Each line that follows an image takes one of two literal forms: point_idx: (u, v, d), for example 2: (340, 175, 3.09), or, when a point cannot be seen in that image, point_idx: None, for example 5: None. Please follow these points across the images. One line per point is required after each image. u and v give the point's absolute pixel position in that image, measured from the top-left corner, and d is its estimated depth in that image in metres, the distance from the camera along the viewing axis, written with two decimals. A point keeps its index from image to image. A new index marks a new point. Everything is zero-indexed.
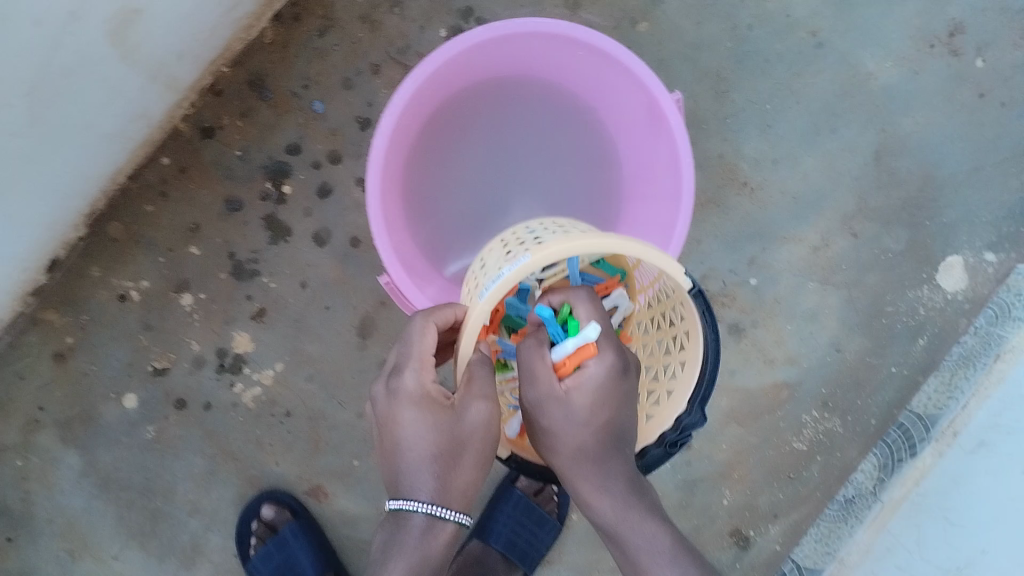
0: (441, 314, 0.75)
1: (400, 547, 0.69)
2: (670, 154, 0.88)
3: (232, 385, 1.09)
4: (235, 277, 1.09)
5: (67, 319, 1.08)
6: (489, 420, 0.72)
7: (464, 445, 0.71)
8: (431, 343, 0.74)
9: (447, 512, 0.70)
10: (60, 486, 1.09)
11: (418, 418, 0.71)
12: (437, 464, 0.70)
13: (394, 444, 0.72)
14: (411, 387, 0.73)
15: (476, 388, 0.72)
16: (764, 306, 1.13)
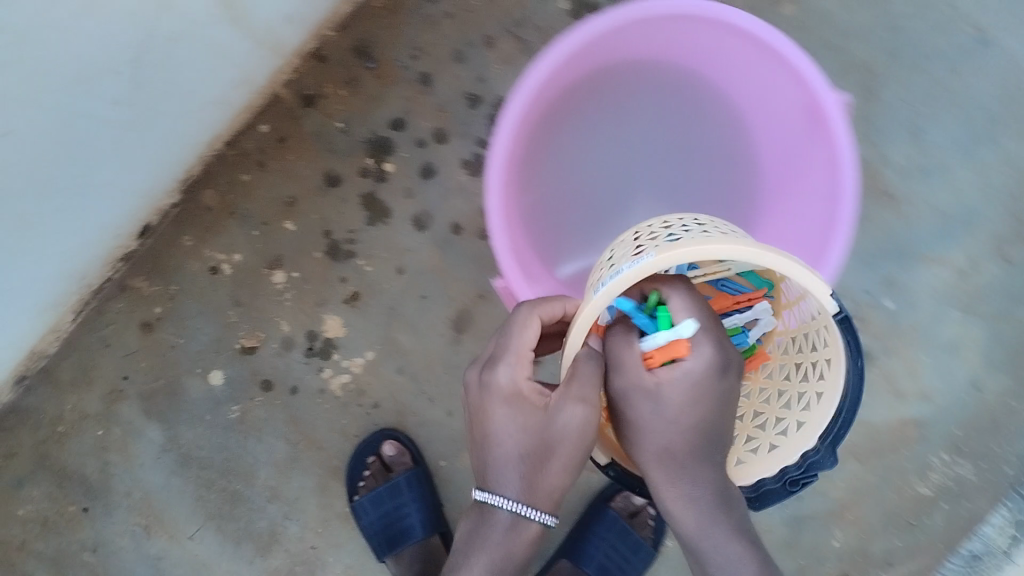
0: (548, 308, 0.67)
1: (483, 543, 0.66)
2: (828, 166, 0.76)
3: (321, 369, 1.04)
4: (331, 257, 1.02)
5: (157, 288, 1.04)
6: (588, 425, 0.63)
7: (554, 449, 0.63)
8: (531, 337, 0.66)
9: (532, 512, 0.64)
10: (139, 459, 1.07)
11: (508, 419, 0.64)
12: (523, 468, 0.64)
13: (481, 438, 0.66)
14: (506, 385, 0.65)
15: (576, 389, 0.63)
16: (900, 332, 1.02)
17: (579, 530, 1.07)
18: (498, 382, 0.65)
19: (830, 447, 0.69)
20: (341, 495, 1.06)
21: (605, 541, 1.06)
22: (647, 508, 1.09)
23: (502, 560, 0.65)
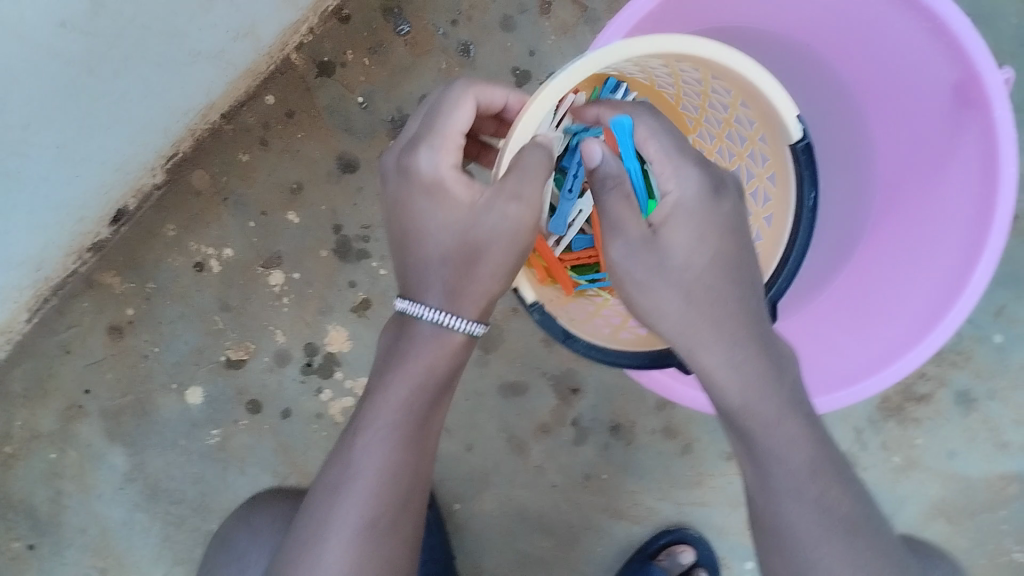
0: (489, 92, 0.54)
1: (399, 356, 0.53)
2: (977, 156, 0.64)
3: (320, 391, 0.88)
4: (339, 256, 0.86)
5: (129, 286, 0.88)
6: (525, 227, 0.49)
7: (485, 251, 0.50)
8: (466, 120, 0.53)
9: (455, 322, 0.52)
10: (99, 490, 0.90)
11: (435, 212, 0.51)
12: (446, 270, 0.51)
13: (405, 237, 0.53)
14: (428, 171, 0.52)
15: (513, 182, 0.48)
16: (1008, 374, 0.87)
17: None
18: (417, 168, 0.52)
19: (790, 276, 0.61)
20: None
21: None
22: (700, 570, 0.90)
23: (425, 376, 0.53)
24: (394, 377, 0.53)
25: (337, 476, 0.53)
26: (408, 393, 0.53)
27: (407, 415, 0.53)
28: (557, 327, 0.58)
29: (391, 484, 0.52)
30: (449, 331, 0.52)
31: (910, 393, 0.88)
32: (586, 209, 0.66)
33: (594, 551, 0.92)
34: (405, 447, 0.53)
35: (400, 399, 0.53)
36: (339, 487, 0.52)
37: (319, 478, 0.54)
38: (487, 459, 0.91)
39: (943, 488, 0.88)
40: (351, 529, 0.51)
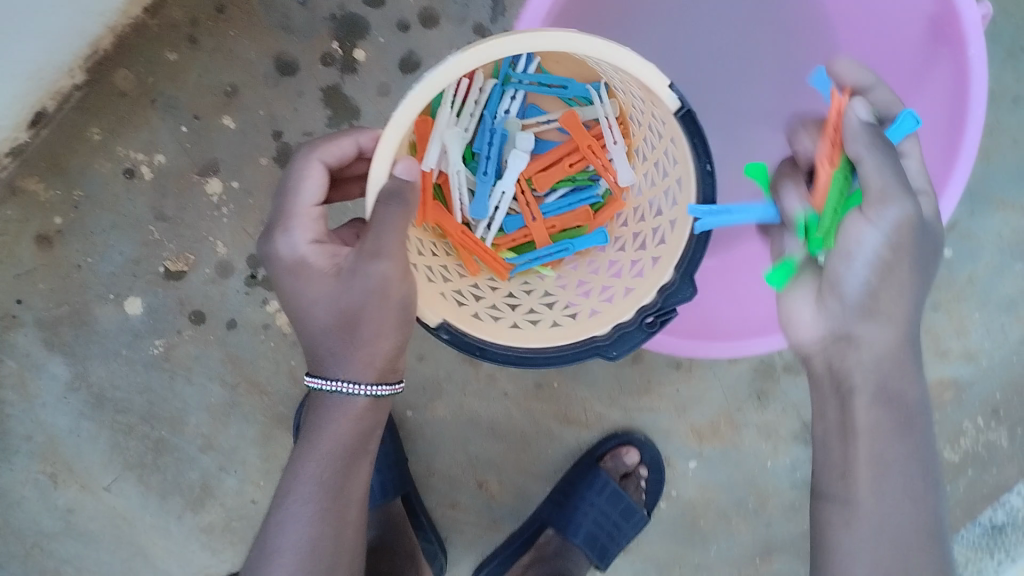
0: (330, 150, 0.59)
1: (310, 437, 0.57)
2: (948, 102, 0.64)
3: (265, 303, 0.86)
4: (281, 165, 0.82)
5: (56, 193, 0.83)
6: (392, 283, 0.53)
7: (360, 314, 0.54)
8: (315, 189, 0.59)
9: (354, 390, 0.56)
10: (41, 399, 0.88)
11: (310, 286, 0.56)
12: (332, 341, 0.56)
13: (296, 313, 0.57)
14: (294, 249, 0.57)
15: (372, 242, 0.52)
16: (954, 286, 0.89)
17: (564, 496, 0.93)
18: (282, 248, 0.57)
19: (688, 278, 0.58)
20: (287, 445, 0.90)
21: (594, 508, 0.94)
22: (641, 469, 0.94)
23: (335, 452, 0.56)
24: (308, 455, 0.57)
25: (258, 559, 0.56)
26: (322, 468, 0.56)
27: (325, 489, 0.56)
28: (472, 342, 0.57)
29: (315, 565, 0.55)
30: (355, 396, 0.56)
31: None
32: (507, 191, 0.72)
33: (544, 452, 0.95)
34: (325, 522, 0.56)
35: (314, 476, 0.56)
36: (268, 569, 0.55)
37: (248, 559, 0.57)
38: (439, 368, 0.93)
39: None
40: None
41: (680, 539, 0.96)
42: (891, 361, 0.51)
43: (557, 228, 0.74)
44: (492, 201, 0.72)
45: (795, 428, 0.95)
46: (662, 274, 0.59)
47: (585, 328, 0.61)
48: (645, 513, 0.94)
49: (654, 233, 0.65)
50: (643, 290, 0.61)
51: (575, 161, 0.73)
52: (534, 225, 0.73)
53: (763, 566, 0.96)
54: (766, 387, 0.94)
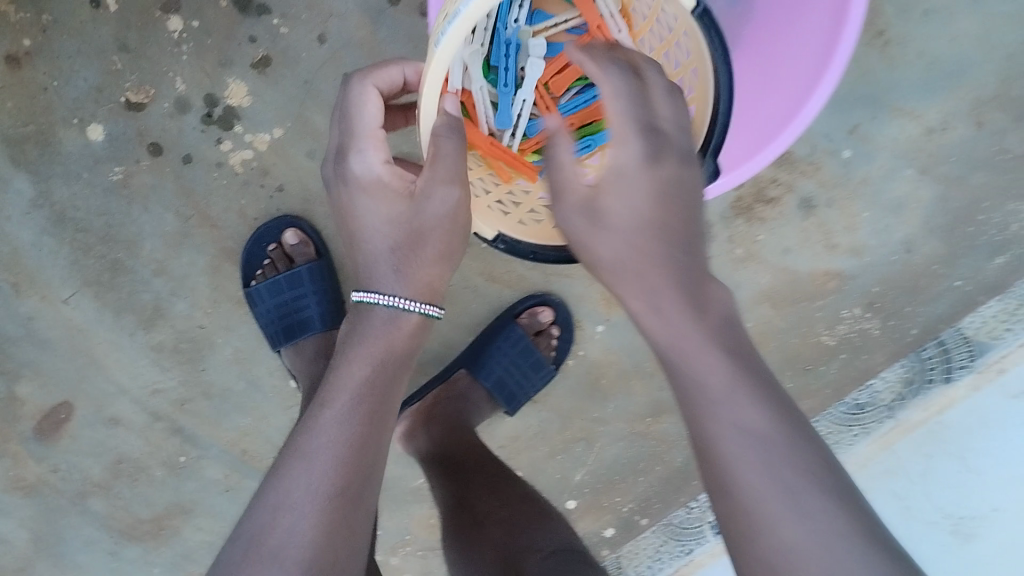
0: (383, 75, 0.67)
1: (363, 337, 0.64)
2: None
3: (220, 141, 0.93)
4: (239, 9, 0.88)
5: (23, 16, 0.88)
6: (458, 205, 0.63)
7: (425, 236, 0.63)
8: (375, 114, 0.65)
9: (413, 305, 0.64)
10: (8, 212, 0.95)
11: (373, 208, 0.64)
12: (396, 257, 0.64)
13: (354, 234, 0.66)
14: (364, 172, 0.64)
15: (441, 170, 0.61)
16: (848, 185, 0.99)
17: (482, 345, 1.06)
18: (354, 171, 0.64)
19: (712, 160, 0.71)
20: (235, 277, 0.99)
21: (506, 357, 1.06)
22: (552, 329, 1.06)
23: (383, 352, 0.63)
24: (353, 360, 0.63)
25: (302, 447, 0.57)
26: (370, 369, 0.62)
27: (370, 390, 0.61)
28: (523, 246, 0.75)
29: (355, 451, 0.58)
30: (407, 312, 0.64)
31: (762, 195, 0.99)
32: (528, 99, 0.78)
33: (468, 306, 1.07)
34: (365, 419, 0.60)
35: (361, 377, 0.62)
36: (307, 455, 0.57)
37: (282, 453, 0.59)
38: None
39: (772, 279, 1.02)
40: (322, 491, 0.55)
41: (581, 393, 1.10)
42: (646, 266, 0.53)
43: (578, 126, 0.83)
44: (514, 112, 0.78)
45: None
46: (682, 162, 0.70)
47: None
48: (553, 368, 1.07)
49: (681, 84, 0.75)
50: None
51: None
52: (556, 127, 0.81)
53: (652, 424, 1.11)
54: None
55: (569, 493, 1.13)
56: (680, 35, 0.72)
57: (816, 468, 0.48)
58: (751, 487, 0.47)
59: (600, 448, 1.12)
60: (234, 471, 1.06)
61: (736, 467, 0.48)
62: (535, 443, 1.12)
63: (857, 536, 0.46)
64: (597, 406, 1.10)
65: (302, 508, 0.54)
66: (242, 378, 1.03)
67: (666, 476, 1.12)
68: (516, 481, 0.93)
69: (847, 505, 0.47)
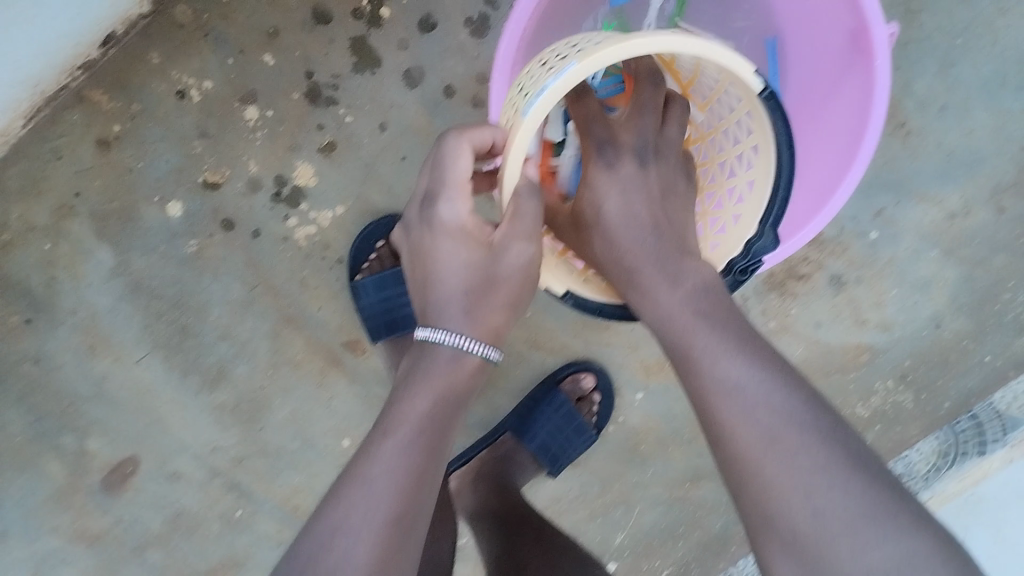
0: (479, 134, 0.66)
1: (424, 375, 0.65)
2: (858, 100, 0.75)
3: (286, 218, 1.00)
4: (310, 100, 0.96)
5: (116, 105, 0.97)
6: (532, 260, 0.66)
7: (500, 284, 0.65)
8: (467, 166, 0.65)
9: (476, 348, 0.65)
10: (88, 279, 1.03)
11: (453, 252, 0.65)
12: (467, 300, 0.65)
13: (429, 273, 0.67)
14: (451, 221, 0.66)
15: (519, 227, 0.64)
16: (876, 264, 1.04)
17: (528, 409, 1.10)
18: (442, 217, 0.66)
19: (772, 234, 0.72)
20: (295, 342, 1.06)
21: (550, 422, 1.09)
22: (593, 396, 1.11)
23: (445, 387, 0.65)
24: (417, 390, 0.64)
25: (357, 475, 0.58)
26: (431, 404, 0.63)
27: (428, 424, 0.62)
28: (591, 304, 0.78)
29: (417, 480, 0.59)
30: (469, 354, 0.65)
31: (794, 272, 1.04)
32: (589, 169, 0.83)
33: (511, 372, 1.12)
34: (423, 453, 0.60)
35: (422, 411, 0.63)
36: (365, 477, 0.58)
37: (340, 477, 0.60)
38: None
39: (805, 351, 1.06)
40: (383, 517, 0.56)
41: (620, 458, 1.14)
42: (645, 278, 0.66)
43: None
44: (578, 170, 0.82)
45: None
46: (746, 229, 0.73)
47: None
48: (594, 433, 1.10)
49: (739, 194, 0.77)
50: (720, 253, 0.76)
51: None
52: None
53: (690, 489, 1.14)
54: None
55: (608, 556, 1.16)
56: (749, 146, 0.75)
57: (777, 402, 0.57)
58: (735, 428, 0.57)
59: (639, 512, 1.15)
60: (285, 527, 1.11)
61: (723, 414, 0.58)
62: (575, 505, 1.15)
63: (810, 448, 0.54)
64: (634, 471, 1.14)
65: (360, 533, 0.55)
66: (295, 438, 1.09)
67: (703, 541, 1.15)
68: (556, 534, 0.98)
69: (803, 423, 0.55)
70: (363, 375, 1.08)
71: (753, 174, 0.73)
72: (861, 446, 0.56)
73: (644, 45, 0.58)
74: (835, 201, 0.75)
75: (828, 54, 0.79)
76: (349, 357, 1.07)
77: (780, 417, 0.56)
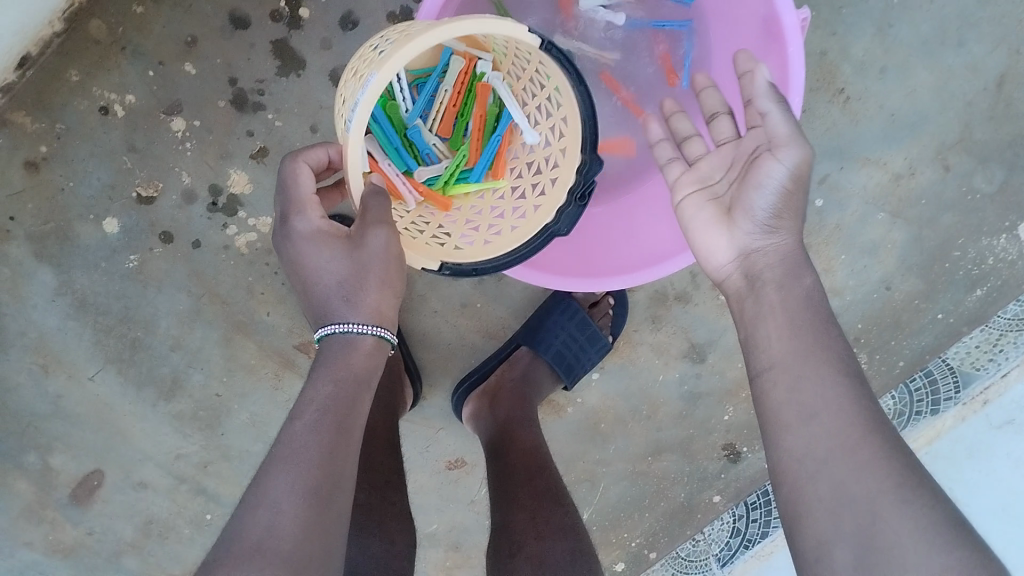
0: (310, 154, 0.66)
1: (323, 362, 0.63)
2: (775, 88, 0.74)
3: (224, 226, 1.00)
4: (236, 107, 0.96)
5: (41, 125, 0.95)
6: (395, 243, 0.64)
7: (368, 269, 0.64)
8: (311, 182, 0.65)
9: (361, 327, 0.64)
10: (33, 301, 1.02)
11: (317, 254, 0.64)
12: (344, 289, 0.64)
13: (305, 284, 0.65)
14: (307, 231, 0.64)
15: (373, 215, 0.63)
16: (823, 232, 1.03)
17: (539, 320, 1.09)
18: (296, 229, 0.64)
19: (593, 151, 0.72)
20: (247, 348, 1.05)
21: (564, 331, 1.08)
22: (607, 299, 1.12)
23: (344, 369, 0.62)
24: (320, 375, 0.61)
25: (274, 453, 0.56)
26: (333, 385, 0.60)
27: (334, 403, 0.59)
28: (467, 267, 0.72)
29: (330, 453, 0.56)
30: (361, 334, 0.64)
31: None
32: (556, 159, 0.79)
33: (467, 361, 1.14)
34: (334, 428, 0.57)
35: (326, 392, 0.60)
36: (287, 454, 0.55)
37: (263, 463, 0.56)
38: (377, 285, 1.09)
39: None
40: (301, 486, 0.53)
41: (583, 438, 1.15)
42: (783, 258, 0.63)
43: (481, 134, 0.84)
44: (429, 142, 0.84)
45: (683, 347, 1.12)
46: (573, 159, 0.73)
47: (536, 220, 0.75)
48: (609, 340, 1.09)
49: (546, 162, 0.80)
50: (545, 210, 0.75)
51: (457, 100, 0.83)
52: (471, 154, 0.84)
53: (652, 463, 1.16)
54: (660, 313, 1.11)
55: None
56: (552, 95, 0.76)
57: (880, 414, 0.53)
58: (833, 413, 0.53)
59: (605, 488, 1.17)
60: None
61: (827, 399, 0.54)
62: None
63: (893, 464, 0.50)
64: (598, 448, 1.15)
65: (281, 506, 0.52)
66: (258, 440, 1.09)
67: (669, 511, 1.16)
68: (549, 474, 0.93)
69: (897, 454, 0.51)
70: None
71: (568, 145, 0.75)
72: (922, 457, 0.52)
73: (430, 41, 0.58)
74: None
75: (745, 41, 0.79)
76: (302, 357, 1.07)
77: (887, 442, 0.51)
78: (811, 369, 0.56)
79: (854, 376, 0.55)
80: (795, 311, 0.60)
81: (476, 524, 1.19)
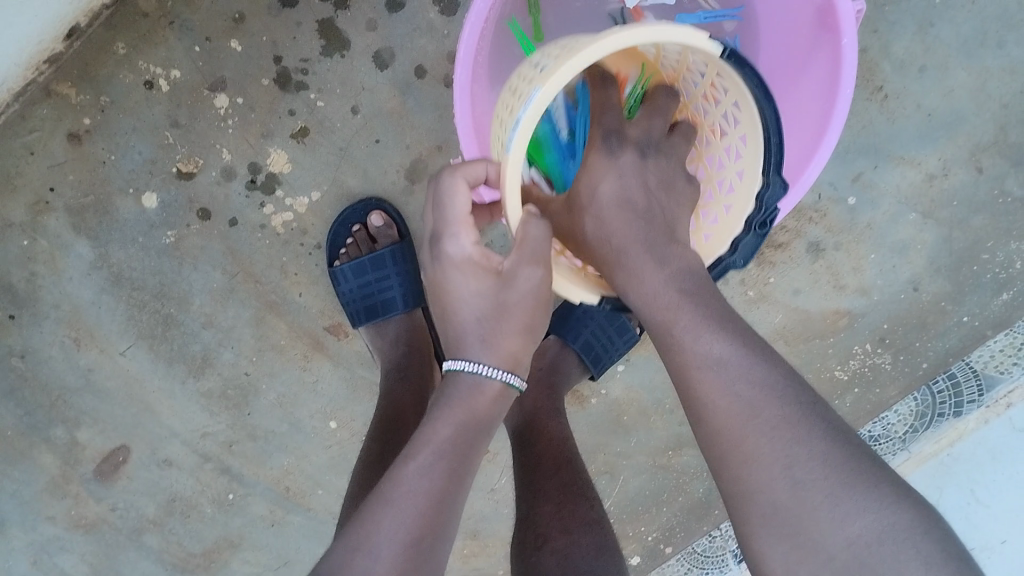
0: (470, 169, 0.63)
1: (446, 403, 0.62)
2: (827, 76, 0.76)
3: (262, 205, 1.01)
4: (280, 86, 0.97)
5: (86, 98, 0.96)
6: (545, 286, 0.61)
7: (514, 310, 0.61)
8: (466, 201, 0.62)
9: (495, 372, 0.62)
10: (68, 273, 1.03)
11: (463, 283, 0.61)
12: (483, 326, 0.61)
13: (447, 312, 0.63)
14: (458, 257, 0.61)
15: (529, 250, 0.60)
16: (854, 230, 1.04)
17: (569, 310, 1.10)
18: (447, 253, 0.61)
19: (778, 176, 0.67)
20: (277, 328, 1.06)
21: (593, 321, 1.08)
22: None
23: (469, 414, 0.61)
24: (440, 418, 0.61)
25: (380, 494, 0.56)
26: (454, 429, 0.60)
27: (450, 448, 0.59)
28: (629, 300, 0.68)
29: (436, 502, 0.56)
30: (490, 378, 0.62)
31: (772, 242, 1.04)
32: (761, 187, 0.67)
33: None
34: (446, 476, 0.57)
35: (446, 437, 0.60)
36: (389, 497, 0.55)
37: (370, 496, 0.56)
38: None
39: (785, 318, 1.07)
40: (404, 536, 0.53)
41: (606, 429, 1.16)
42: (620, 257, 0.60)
43: None
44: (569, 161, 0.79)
45: None
46: (753, 182, 0.67)
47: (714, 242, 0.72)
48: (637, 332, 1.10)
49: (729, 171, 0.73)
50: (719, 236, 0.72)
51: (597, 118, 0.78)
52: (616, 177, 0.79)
53: (674, 457, 1.16)
54: None
55: None
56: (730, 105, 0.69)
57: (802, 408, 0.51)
58: (726, 411, 0.52)
59: (625, 480, 1.17)
60: (277, 507, 1.13)
61: (714, 399, 0.53)
62: None
63: (819, 456, 0.49)
64: (620, 441, 1.16)
65: (381, 552, 0.52)
66: (284, 421, 1.10)
67: (688, 506, 1.17)
68: (575, 466, 0.94)
69: (829, 458, 0.49)
70: (344, 356, 1.08)
71: (742, 164, 0.69)
72: (838, 419, 0.52)
73: (601, 50, 0.55)
74: (809, 175, 0.76)
75: (797, 30, 0.80)
76: (332, 340, 1.08)
77: (786, 430, 0.50)
78: (712, 380, 0.53)
79: (776, 375, 0.53)
80: (661, 314, 0.57)
81: (495, 513, 1.19)
